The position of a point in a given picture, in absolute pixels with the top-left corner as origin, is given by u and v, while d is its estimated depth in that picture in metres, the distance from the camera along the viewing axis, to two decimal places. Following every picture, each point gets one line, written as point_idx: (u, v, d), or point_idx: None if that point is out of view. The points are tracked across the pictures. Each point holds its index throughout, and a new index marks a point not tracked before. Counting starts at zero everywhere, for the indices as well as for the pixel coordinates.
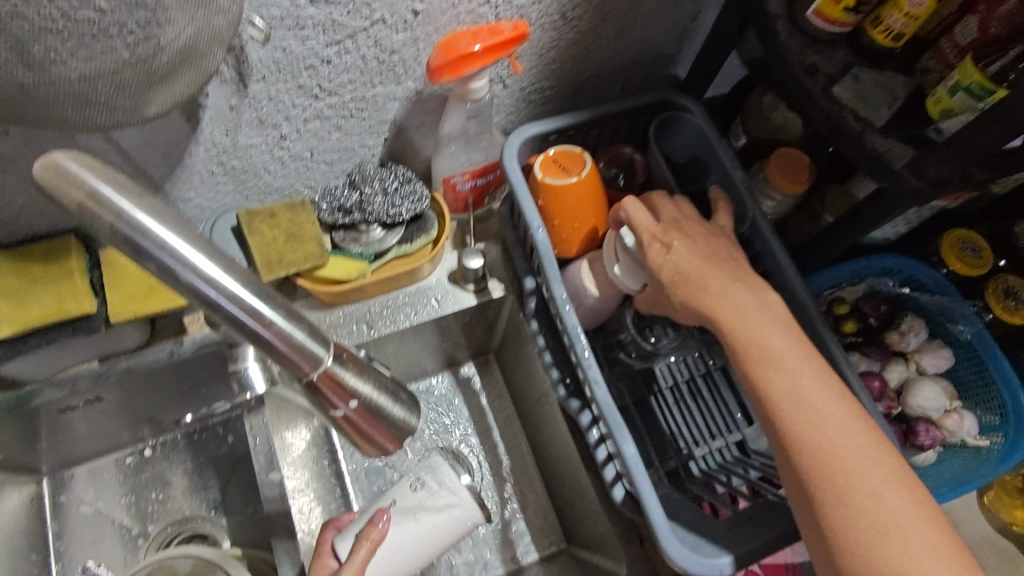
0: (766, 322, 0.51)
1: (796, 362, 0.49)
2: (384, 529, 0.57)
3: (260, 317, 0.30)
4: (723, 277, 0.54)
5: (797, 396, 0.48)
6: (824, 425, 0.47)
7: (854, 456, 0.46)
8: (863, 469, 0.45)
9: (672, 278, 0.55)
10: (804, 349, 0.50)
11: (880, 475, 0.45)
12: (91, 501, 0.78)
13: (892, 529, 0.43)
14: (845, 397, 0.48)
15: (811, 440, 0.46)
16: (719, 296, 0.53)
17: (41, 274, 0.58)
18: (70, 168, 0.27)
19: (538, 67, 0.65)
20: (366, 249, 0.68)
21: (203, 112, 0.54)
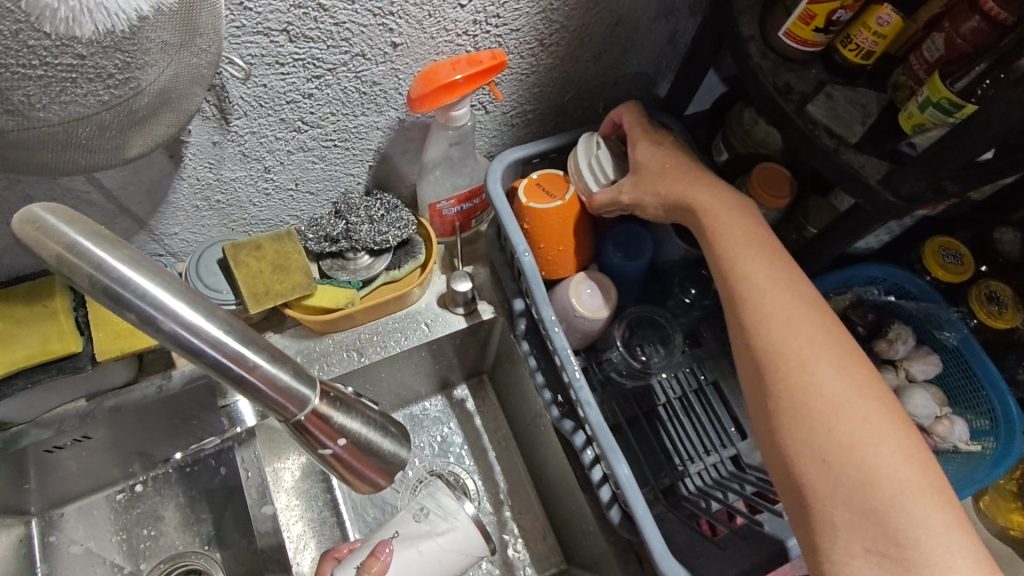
0: (751, 251, 0.52)
1: (780, 287, 0.49)
2: (387, 561, 0.57)
3: (244, 362, 0.30)
4: (709, 195, 0.55)
5: (752, 283, 0.50)
6: (776, 309, 0.48)
7: (807, 337, 0.47)
8: (813, 348, 0.46)
9: (659, 164, 0.58)
10: (762, 244, 0.52)
11: (831, 356, 0.46)
12: (82, 540, 0.77)
13: (839, 405, 0.44)
14: (816, 313, 0.48)
15: (763, 321, 0.48)
16: (709, 215, 0.54)
17: (25, 316, 0.57)
18: (48, 222, 0.27)
19: (519, 92, 0.66)
20: (355, 277, 0.69)
21: (186, 149, 0.54)
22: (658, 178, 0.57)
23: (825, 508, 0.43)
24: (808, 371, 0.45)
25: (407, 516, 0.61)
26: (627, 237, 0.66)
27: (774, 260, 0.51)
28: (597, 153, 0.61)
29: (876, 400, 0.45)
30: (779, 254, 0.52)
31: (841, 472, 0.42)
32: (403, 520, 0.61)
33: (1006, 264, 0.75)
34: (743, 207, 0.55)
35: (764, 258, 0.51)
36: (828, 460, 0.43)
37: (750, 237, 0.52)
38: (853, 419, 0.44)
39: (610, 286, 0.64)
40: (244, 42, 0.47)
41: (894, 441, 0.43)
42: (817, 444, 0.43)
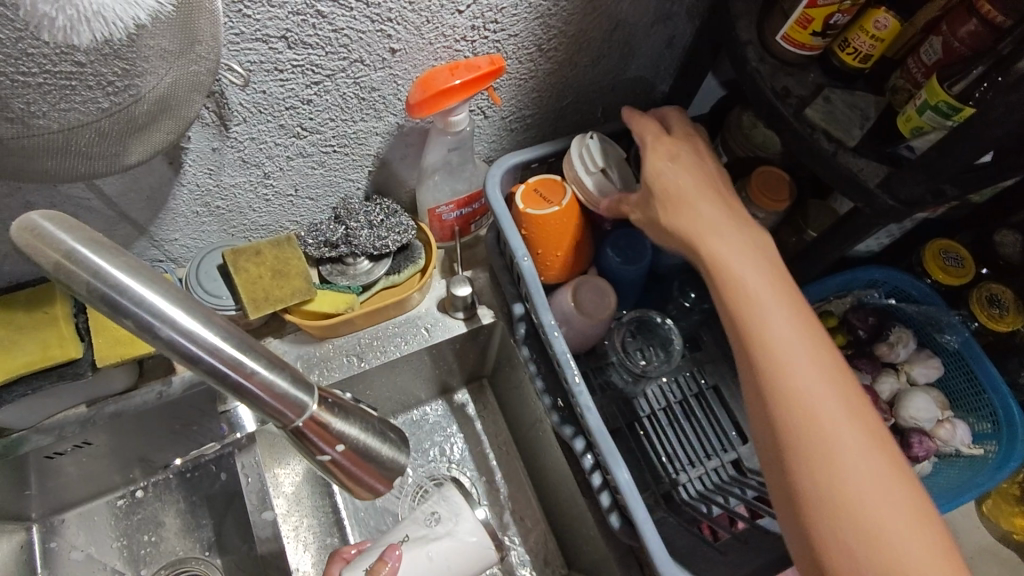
0: (760, 281, 0.49)
1: (790, 322, 0.48)
2: (395, 567, 0.57)
3: (242, 367, 0.30)
4: (719, 222, 0.53)
5: (764, 319, 0.48)
6: (786, 346, 0.46)
7: (817, 380, 0.45)
8: (823, 391, 0.45)
9: (669, 187, 0.55)
10: (769, 274, 0.50)
11: (839, 400, 0.45)
12: (83, 546, 0.78)
13: (845, 454, 0.43)
14: (824, 352, 0.47)
15: (774, 360, 0.46)
16: (719, 243, 0.51)
17: (25, 322, 0.57)
18: (46, 231, 0.28)
19: (518, 97, 0.66)
20: (354, 282, 0.69)
21: (186, 155, 0.54)
22: (666, 206, 0.54)
23: (834, 563, 0.42)
24: (818, 417, 0.44)
25: (413, 525, 0.60)
26: (626, 241, 0.65)
27: (781, 292, 0.49)
28: (587, 143, 0.62)
29: (885, 453, 0.44)
30: (787, 285, 0.50)
31: (845, 520, 0.42)
32: (412, 522, 0.61)
33: (1007, 267, 0.74)
34: (751, 234, 0.53)
35: (772, 292, 0.49)
36: (837, 510, 0.42)
37: (760, 268, 0.50)
38: (863, 468, 0.43)
39: (609, 291, 0.64)
40: (243, 49, 0.47)
41: (904, 493, 0.42)
42: (827, 493, 0.42)
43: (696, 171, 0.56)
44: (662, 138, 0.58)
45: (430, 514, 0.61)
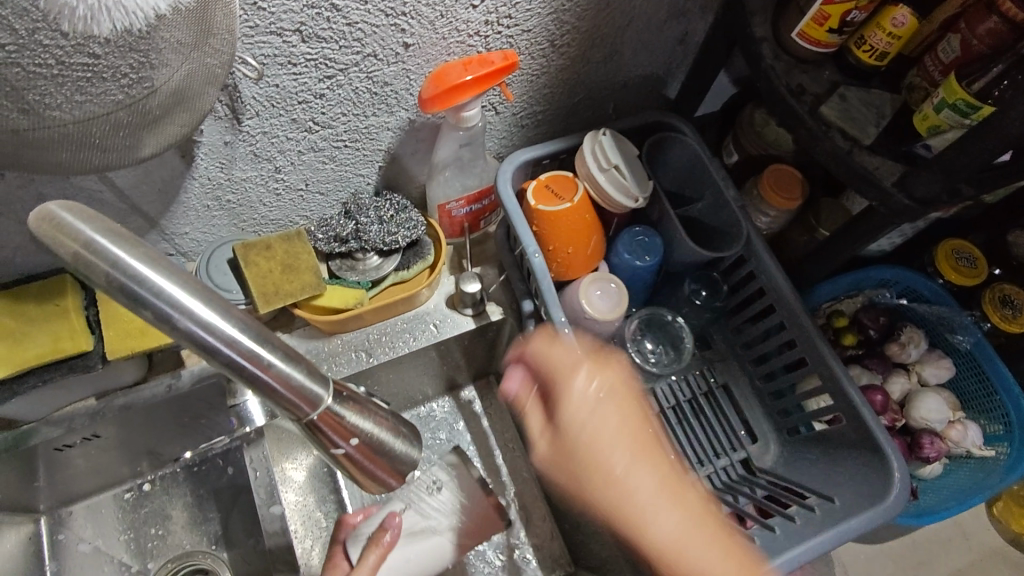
0: (613, 439, 0.50)
1: (625, 466, 0.49)
2: (393, 536, 0.59)
3: (259, 360, 0.29)
4: (585, 408, 0.50)
5: (603, 454, 0.49)
6: (637, 494, 0.48)
7: (656, 497, 0.48)
8: (665, 513, 0.47)
9: (577, 441, 0.50)
10: (619, 406, 0.51)
11: (666, 508, 0.48)
12: (90, 539, 0.78)
13: (692, 571, 0.45)
14: (658, 465, 0.50)
15: (608, 487, 0.48)
16: (586, 422, 0.50)
17: (36, 313, 0.57)
18: (65, 220, 0.27)
19: (529, 93, 0.66)
20: (363, 277, 0.69)
21: (198, 148, 0.54)
22: (572, 459, 0.50)
23: None
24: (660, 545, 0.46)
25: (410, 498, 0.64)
26: (638, 239, 0.64)
27: (649, 456, 0.50)
28: (600, 141, 0.61)
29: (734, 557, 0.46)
30: (653, 448, 0.51)
31: None
32: (413, 490, 0.64)
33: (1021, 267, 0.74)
34: (623, 402, 0.51)
35: (616, 426, 0.50)
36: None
37: (614, 417, 0.51)
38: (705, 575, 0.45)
39: (621, 289, 0.63)
40: (257, 42, 0.47)
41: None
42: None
43: (588, 406, 0.50)
44: (551, 356, 0.53)
45: (429, 486, 0.65)
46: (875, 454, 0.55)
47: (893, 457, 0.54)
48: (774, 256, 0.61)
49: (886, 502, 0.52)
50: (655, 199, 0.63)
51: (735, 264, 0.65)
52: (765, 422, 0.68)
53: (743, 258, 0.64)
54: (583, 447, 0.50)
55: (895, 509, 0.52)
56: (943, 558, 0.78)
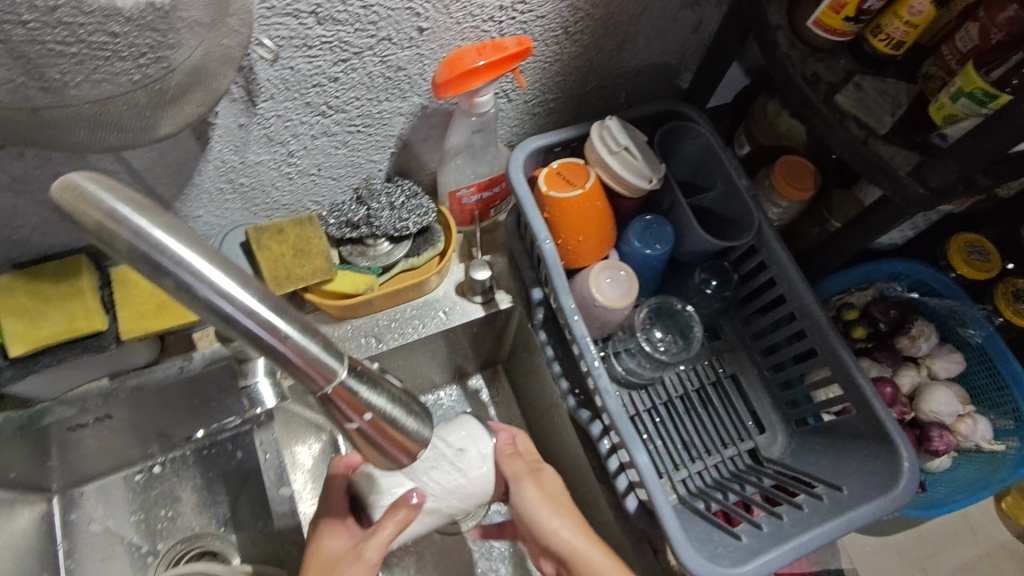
0: (548, 504, 0.62)
1: (559, 516, 0.62)
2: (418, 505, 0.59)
3: (276, 332, 0.30)
4: (532, 488, 0.63)
5: (543, 526, 0.61)
6: (570, 537, 0.60)
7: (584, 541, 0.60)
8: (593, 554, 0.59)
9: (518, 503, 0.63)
10: (554, 497, 0.63)
11: (597, 551, 0.59)
12: (101, 519, 0.79)
13: None
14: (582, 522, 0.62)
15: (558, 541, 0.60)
16: (532, 499, 0.63)
17: (51, 292, 0.58)
18: (89, 191, 0.28)
19: (542, 80, 0.66)
20: (374, 263, 0.69)
21: (213, 131, 0.54)
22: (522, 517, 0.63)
23: None
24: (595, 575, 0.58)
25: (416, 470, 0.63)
26: (649, 227, 0.64)
27: (567, 513, 0.62)
28: (609, 126, 0.61)
29: None
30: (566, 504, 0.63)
31: None
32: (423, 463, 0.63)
33: None
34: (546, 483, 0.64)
35: (551, 500, 0.63)
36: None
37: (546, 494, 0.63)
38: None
39: (630, 277, 0.63)
40: (273, 24, 0.47)
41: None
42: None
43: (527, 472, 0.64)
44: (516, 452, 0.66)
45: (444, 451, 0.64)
46: (882, 444, 0.55)
47: (903, 447, 0.54)
48: (786, 247, 0.61)
49: (892, 493, 0.52)
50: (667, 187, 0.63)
51: (746, 254, 0.66)
52: (773, 412, 0.68)
53: (754, 247, 0.64)
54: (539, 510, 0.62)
55: (902, 500, 0.52)
56: (950, 552, 0.78)
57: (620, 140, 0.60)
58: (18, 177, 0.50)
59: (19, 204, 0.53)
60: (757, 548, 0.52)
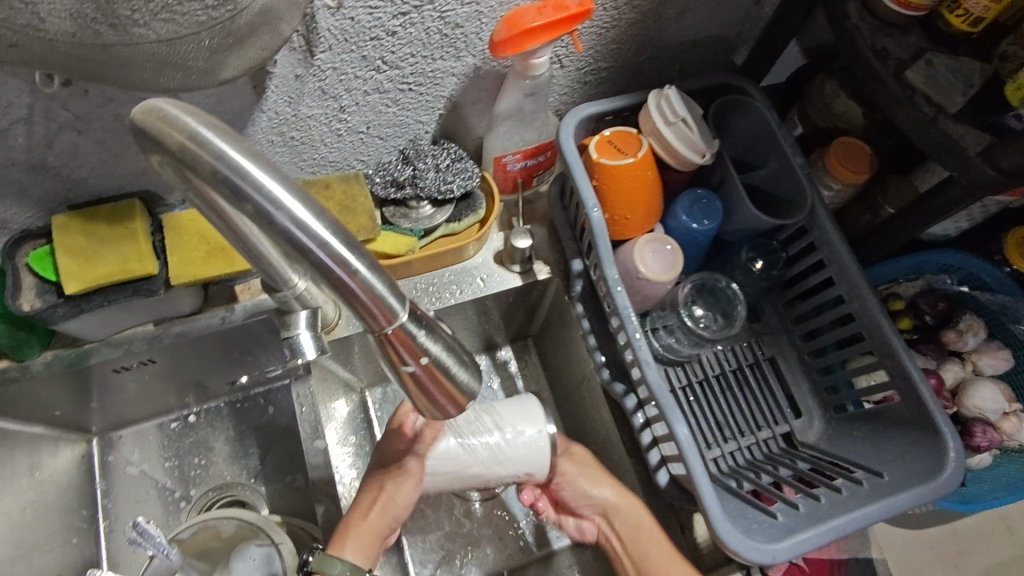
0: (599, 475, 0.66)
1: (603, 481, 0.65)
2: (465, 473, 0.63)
3: (346, 265, 0.30)
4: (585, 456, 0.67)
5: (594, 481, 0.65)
6: (615, 495, 0.64)
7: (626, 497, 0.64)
8: (639, 518, 0.63)
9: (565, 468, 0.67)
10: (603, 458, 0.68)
11: (644, 518, 0.63)
12: (137, 463, 0.81)
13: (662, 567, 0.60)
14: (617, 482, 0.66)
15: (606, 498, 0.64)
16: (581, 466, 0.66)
17: (107, 234, 0.59)
18: (173, 114, 0.29)
19: (597, 48, 0.64)
20: (416, 225, 0.69)
21: (270, 80, 0.54)
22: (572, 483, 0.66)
23: None
24: (641, 531, 0.62)
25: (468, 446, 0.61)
26: (698, 202, 0.63)
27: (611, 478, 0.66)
28: (667, 95, 0.60)
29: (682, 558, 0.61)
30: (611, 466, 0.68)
31: None
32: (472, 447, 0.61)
33: None
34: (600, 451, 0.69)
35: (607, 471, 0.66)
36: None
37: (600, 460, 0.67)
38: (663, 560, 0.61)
39: (677, 251, 0.62)
40: None
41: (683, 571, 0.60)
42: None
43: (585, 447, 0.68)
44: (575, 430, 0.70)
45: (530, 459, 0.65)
46: (928, 433, 0.55)
47: (949, 436, 0.53)
48: (839, 229, 0.60)
49: (937, 480, 0.52)
50: (720, 161, 0.62)
51: (796, 235, 0.64)
52: (811, 397, 0.67)
53: (804, 228, 0.63)
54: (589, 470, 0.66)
55: (946, 487, 0.52)
56: (982, 552, 0.76)
57: (676, 109, 0.59)
58: (80, 116, 0.51)
59: (79, 144, 0.54)
60: (794, 526, 0.52)
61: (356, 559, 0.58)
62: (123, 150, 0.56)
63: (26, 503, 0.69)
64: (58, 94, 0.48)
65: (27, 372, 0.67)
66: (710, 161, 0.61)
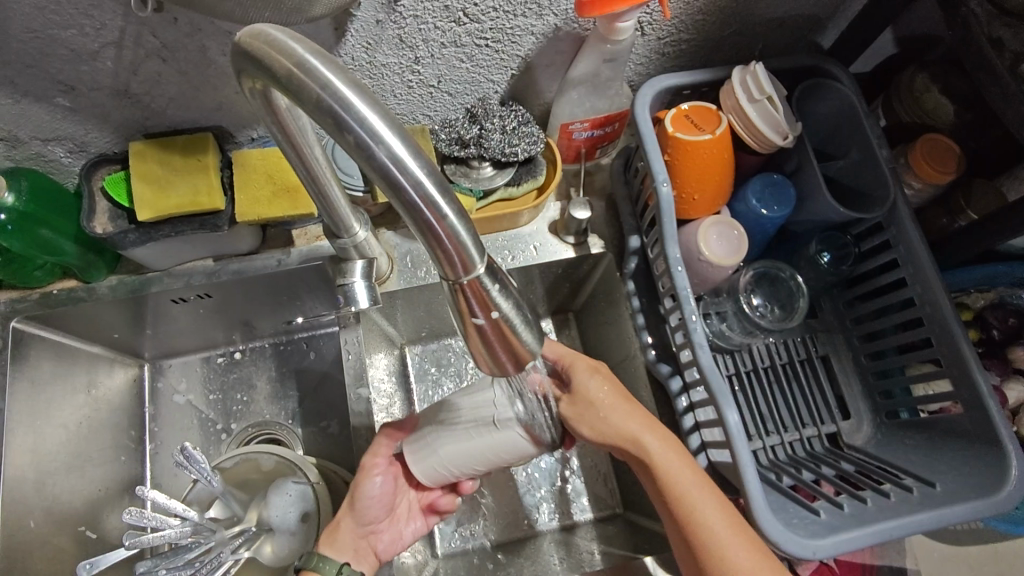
0: (617, 407, 0.57)
1: (620, 412, 0.57)
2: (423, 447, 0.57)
3: (436, 209, 0.30)
4: (599, 383, 0.59)
5: (601, 422, 0.57)
6: (636, 425, 0.56)
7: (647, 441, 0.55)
8: (665, 452, 0.54)
9: (578, 394, 0.59)
10: (613, 389, 0.59)
11: (669, 451, 0.55)
12: (184, 392, 0.83)
13: (694, 508, 0.52)
14: (634, 409, 0.58)
15: (618, 439, 0.56)
16: (597, 394, 0.58)
17: (181, 165, 0.60)
18: (284, 43, 0.30)
19: (682, 18, 0.62)
20: (476, 185, 0.68)
21: (352, 23, 0.53)
22: (590, 413, 0.58)
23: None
24: (668, 473, 0.53)
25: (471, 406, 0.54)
26: (771, 188, 0.61)
27: (629, 405, 0.58)
28: (754, 71, 0.57)
29: (717, 498, 0.52)
30: (629, 398, 0.59)
31: (699, 549, 0.50)
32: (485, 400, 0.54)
33: None
34: (611, 380, 0.60)
35: (620, 406, 0.58)
36: (706, 564, 0.50)
37: (611, 394, 0.58)
38: (703, 509, 0.51)
39: (741, 235, 0.60)
40: None
41: (729, 523, 0.51)
42: (695, 552, 0.51)
43: (602, 372, 0.60)
44: (574, 355, 0.61)
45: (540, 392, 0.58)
46: (990, 447, 0.53)
47: (1013, 453, 0.52)
48: (920, 228, 0.58)
49: (995, 497, 0.51)
50: (801, 145, 0.60)
51: (870, 231, 0.62)
52: (862, 400, 0.65)
53: (881, 225, 0.61)
54: (593, 413, 0.57)
55: (1004, 505, 0.51)
56: None
57: (761, 88, 0.57)
58: (168, 44, 0.51)
59: (162, 72, 0.54)
60: (837, 524, 0.52)
61: (347, 556, 0.57)
62: (204, 83, 0.57)
63: (82, 418, 0.72)
64: (150, 20, 0.49)
65: (93, 294, 0.70)
66: (792, 145, 0.59)
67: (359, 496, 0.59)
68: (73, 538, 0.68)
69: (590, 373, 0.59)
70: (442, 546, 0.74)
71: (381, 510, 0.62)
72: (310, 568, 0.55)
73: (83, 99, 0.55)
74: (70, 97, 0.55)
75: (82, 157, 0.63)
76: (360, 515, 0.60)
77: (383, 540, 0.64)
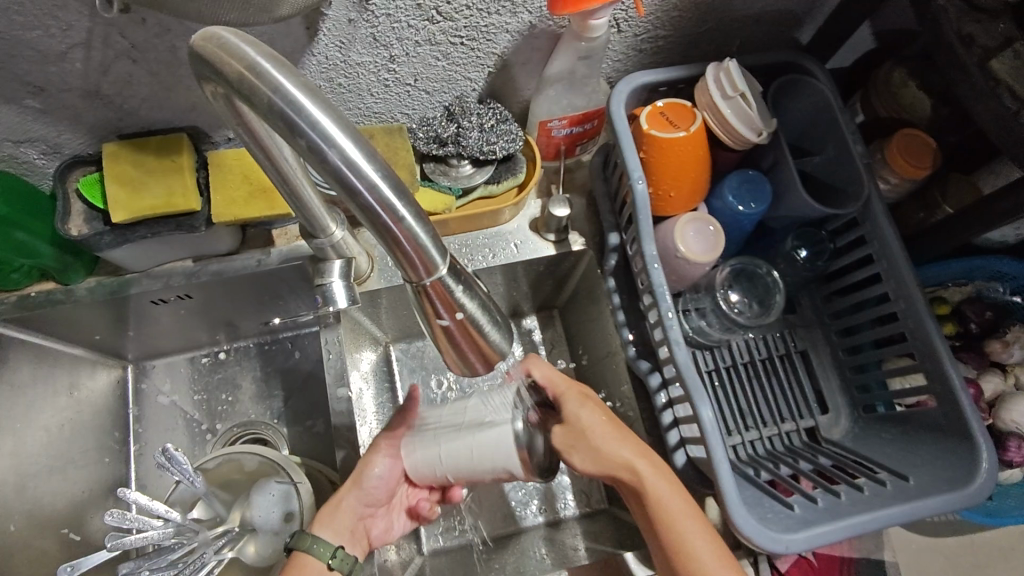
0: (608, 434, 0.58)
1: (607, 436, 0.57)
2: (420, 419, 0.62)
3: (393, 212, 0.30)
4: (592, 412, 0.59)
5: (595, 450, 0.57)
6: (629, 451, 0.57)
7: (639, 456, 0.56)
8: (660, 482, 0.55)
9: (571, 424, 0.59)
10: (605, 415, 0.59)
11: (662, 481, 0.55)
12: (168, 393, 0.82)
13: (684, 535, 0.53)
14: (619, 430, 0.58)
15: (611, 465, 0.56)
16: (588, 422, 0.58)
17: (156, 166, 0.60)
18: (238, 48, 0.29)
19: (658, 15, 0.62)
20: (455, 184, 0.68)
21: (324, 22, 0.52)
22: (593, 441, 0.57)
23: None
24: (659, 499, 0.54)
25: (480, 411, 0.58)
26: (747, 184, 0.62)
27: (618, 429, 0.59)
28: (727, 68, 0.58)
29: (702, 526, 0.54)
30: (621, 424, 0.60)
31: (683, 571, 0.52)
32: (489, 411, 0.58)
33: None
34: (601, 406, 0.61)
35: (611, 432, 0.58)
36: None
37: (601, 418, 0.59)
38: (691, 537, 0.53)
39: (717, 233, 0.61)
40: None
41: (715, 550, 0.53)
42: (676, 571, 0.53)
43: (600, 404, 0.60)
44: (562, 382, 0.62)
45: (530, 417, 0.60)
46: (963, 440, 0.54)
47: (984, 447, 0.52)
48: (894, 225, 0.58)
49: (965, 490, 0.51)
50: (776, 141, 0.60)
51: (846, 227, 0.63)
52: (840, 395, 0.66)
53: (856, 220, 0.61)
54: (587, 440, 0.58)
55: (975, 497, 0.51)
56: (999, 568, 0.76)
57: (732, 84, 0.57)
58: (137, 44, 0.51)
59: (133, 73, 0.54)
60: (811, 518, 0.52)
61: (334, 535, 0.58)
62: (175, 83, 0.56)
63: (64, 420, 0.72)
64: (117, 20, 0.48)
65: (72, 296, 0.69)
66: (766, 141, 0.59)
67: (365, 476, 0.61)
68: (57, 540, 0.68)
69: (581, 401, 0.60)
70: (427, 543, 0.74)
71: (381, 493, 0.63)
72: (301, 549, 0.55)
73: (54, 101, 0.55)
74: (40, 99, 0.54)
75: (56, 159, 0.63)
76: (365, 494, 0.61)
77: (377, 526, 0.64)
